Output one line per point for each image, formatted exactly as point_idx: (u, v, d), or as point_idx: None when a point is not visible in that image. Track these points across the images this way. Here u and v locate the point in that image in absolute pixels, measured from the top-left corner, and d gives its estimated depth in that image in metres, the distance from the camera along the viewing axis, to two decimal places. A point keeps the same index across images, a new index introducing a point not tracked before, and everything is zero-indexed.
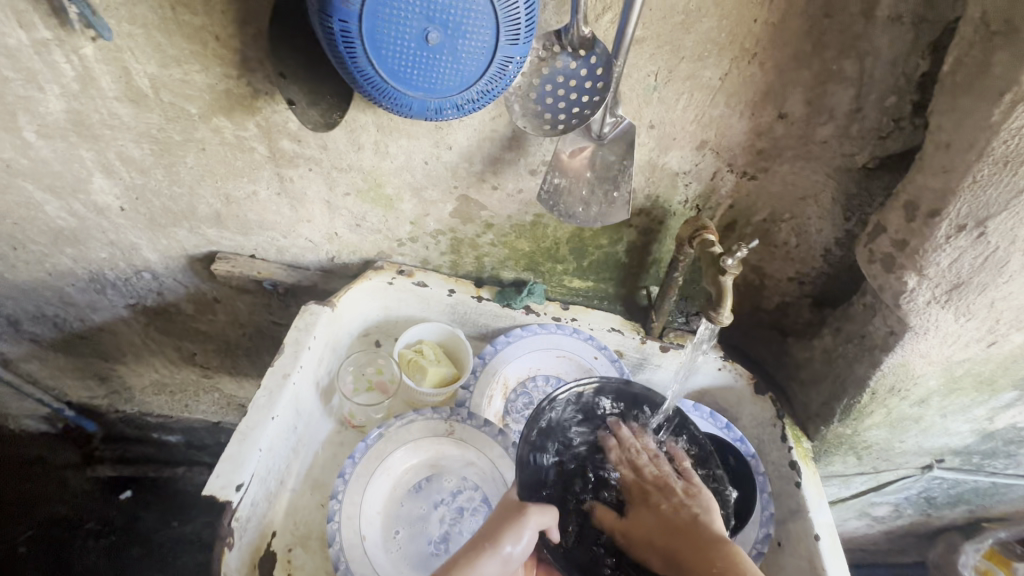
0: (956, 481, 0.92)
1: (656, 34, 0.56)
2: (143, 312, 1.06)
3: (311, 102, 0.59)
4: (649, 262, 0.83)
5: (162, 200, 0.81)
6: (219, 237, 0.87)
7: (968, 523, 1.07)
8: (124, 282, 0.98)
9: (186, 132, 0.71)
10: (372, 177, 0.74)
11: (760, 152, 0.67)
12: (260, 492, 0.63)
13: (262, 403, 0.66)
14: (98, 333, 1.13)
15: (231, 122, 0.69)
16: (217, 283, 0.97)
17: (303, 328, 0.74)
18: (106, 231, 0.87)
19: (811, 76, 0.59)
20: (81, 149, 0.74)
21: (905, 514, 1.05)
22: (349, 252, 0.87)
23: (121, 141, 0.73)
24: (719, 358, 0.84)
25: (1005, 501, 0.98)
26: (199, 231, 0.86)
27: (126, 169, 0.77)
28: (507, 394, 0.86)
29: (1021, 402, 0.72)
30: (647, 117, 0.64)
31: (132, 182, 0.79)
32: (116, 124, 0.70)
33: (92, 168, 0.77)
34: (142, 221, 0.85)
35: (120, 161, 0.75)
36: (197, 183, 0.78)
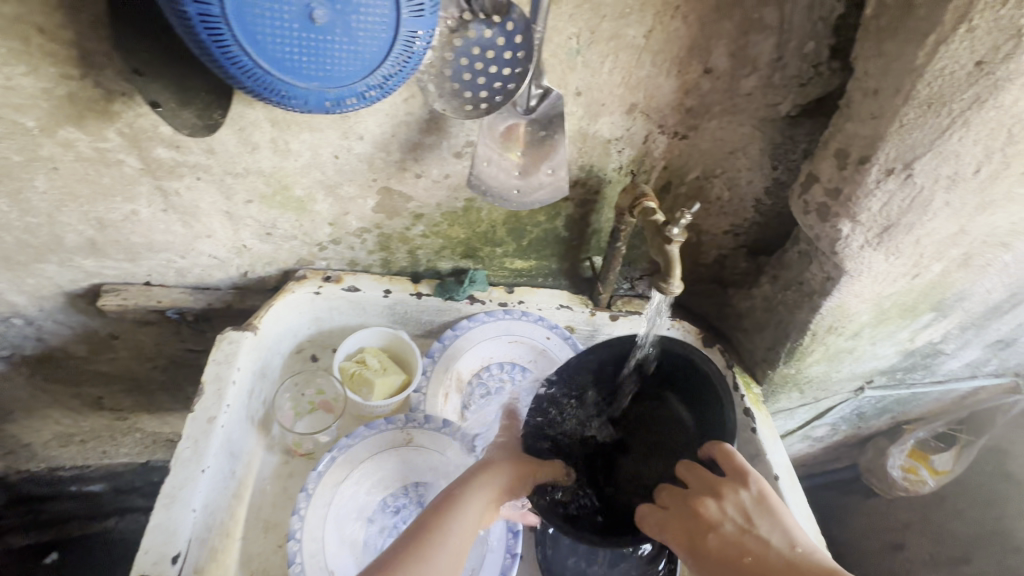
0: (883, 396, 1.00)
1: None
2: (22, 362, 0.90)
3: (183, 103, 0.49)
4: (590, 233, 0.80)
5: (15, 234, 0.67)
6: (100, 267, 0.74)
7: (892, 428, 1.18)
8: None
9: (26, 150, 0.58)
10: (276, 179, 0.65)
11: (689, 110, 0.65)
12: (203, 554, 0.56)
13: (188, 456, 0.58)
14: None
15: (84, 133, 0.57)
16: (110, 318, 0.84)
17: (223, 361, 0.65)
18: None
19: (734, 27, 0.57)
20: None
21: (839, 431, 1.15)
22: (263, 264, 0.77)
23: None
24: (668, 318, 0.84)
25: (921, 404, 1.09)
26: (73, 263, 0.73)
27: None
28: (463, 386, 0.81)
29: (938, 321, 0.77)
30: (573, 84, 0.59)
31: None
32: None
33: None
34: None
35: None
36: (56, 209, 0.65)
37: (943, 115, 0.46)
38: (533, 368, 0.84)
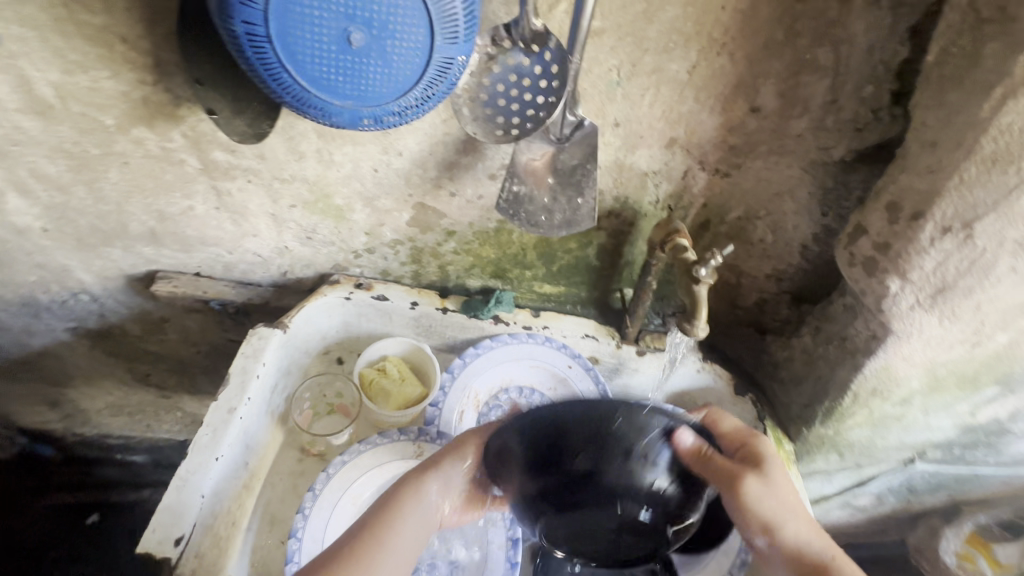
0: (938, 471, 0.91)
1: (616, 25, 0.51)
2: (87, 334, 0.98)
3: (234, 111, 0.53)
4: (622, 265, 0.79)
5: (88, 218, 0.74)
6: (158, 255, 0.80)
7: (949, 508, 1.06)
8: (60, 305, 0.90)
9: (104, 145, 0.64)
10: (319, 187, 0.68)
11: (732, 148, 0.62)
12: (207, 540, 0.59)
13: (206, 442, 0.60)
14: (42, 358, 1.04)
15: (153, 133, 0.62)
16: (162, 303, 0.90)
17: (251, 355, 0.68)
18: (31, 254, 0.79)
19: (784, 67, 0.54)
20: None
21: (886, 503, 1.04)
22: (302, 266, 0.81)
23: (31, 157, 0.65)
24: (697, 359, 0.80)
25: (983, 485, 0.98)
26: (135, 250, 0.79)
27: (43, 186, 0.69)
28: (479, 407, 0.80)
29: (1004, 397, 0.70)
30: (612, 115, 0.59)
31: (51, 201, 0.71)
32: (24, 139, 0.63)
33: (4, 187, 0.69)
34: (69, 241, 0.77)
35: (35, 178, 0.68)
36: (124, 199, 0.71)
37: (1008, 173, 0.42)
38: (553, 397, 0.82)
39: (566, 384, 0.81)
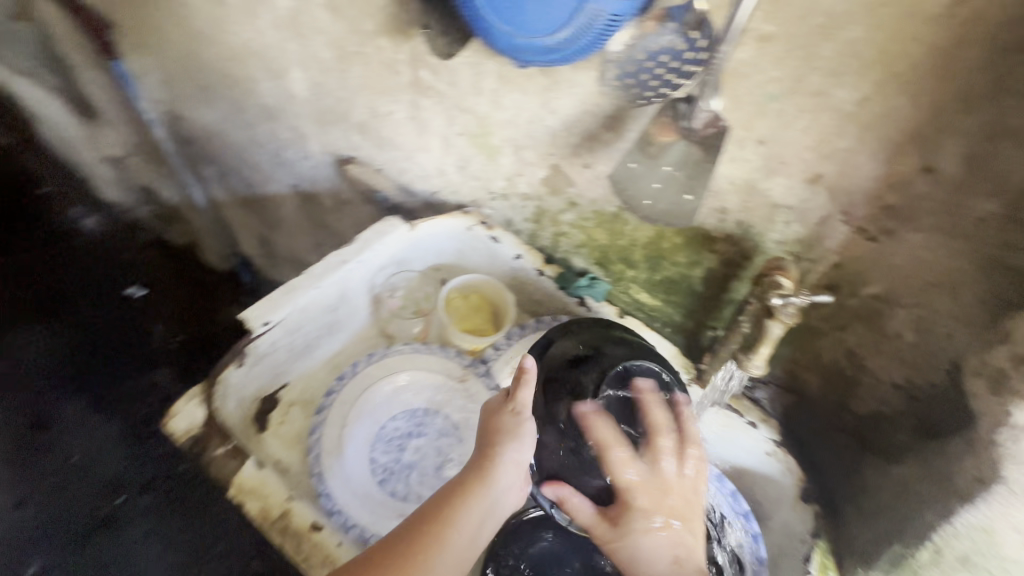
0: None
1: (788, 33, 0.50)
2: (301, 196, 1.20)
3: (442, 25, 0.70)
4: (726, 301, 0.74)
5: (331, 100, 0.96)
6: (361, 145, 1.00)
7: None
8: (291, 163, 1.15)
9: (360, 45, 0.84)
10: (483, 123, 0.80)
11: (888, 208, 0.55)
12: (283, 339, 0.75)
13: (317, 271, 0.76)
14: (265, 202, 1.26)
15: (392, 44, 0.80)
16: (351, 187, 1.11)
17: (376, 233, 0.82)
18: (291, 116, 1.05)
19: (977, 127, 0.47)
20: (291, 39, 0.91)
21: None
22: (450, 191, 0.94)
23: (317, 43, 0.89)
24: (772, 440, 0.72)
25: None
26: (349, 136, 1.01)
27: (315, 67, 0.93)
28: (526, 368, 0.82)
29: None
30: (758, 130, 0.57)
31: (316, 79, 0.95)
32: (318, 27, 0.86)
33: (294, 61, 0.94)
34: (314, 114, 1.02)
35: (313, 59, 0.92)
36: (357, 93, 0.92)
37: None
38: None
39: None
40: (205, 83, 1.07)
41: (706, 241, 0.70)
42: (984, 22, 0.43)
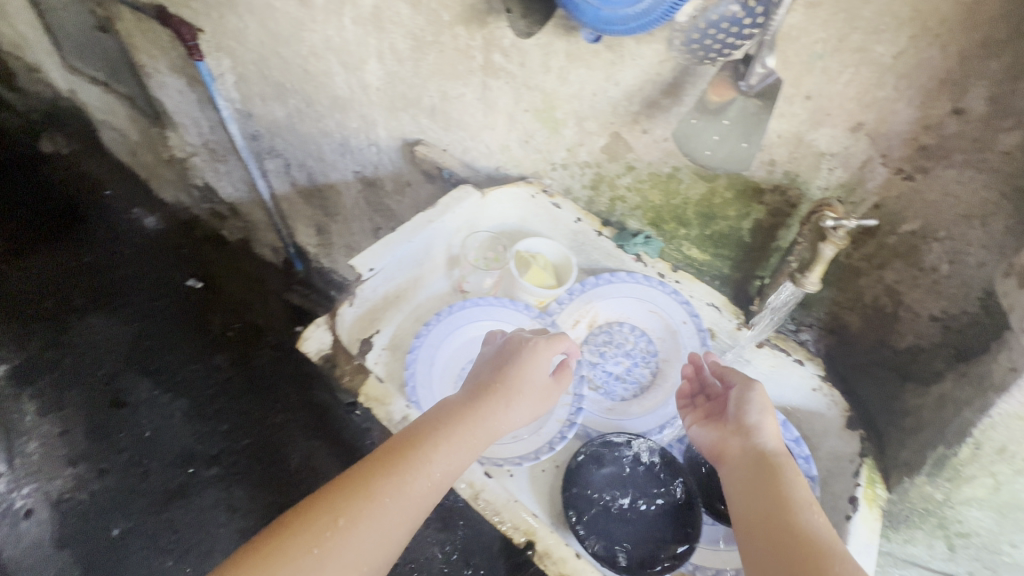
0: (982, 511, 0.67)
1: (573, 60, 0.82)
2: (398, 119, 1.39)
3: (523, 14, 0.75)
4: (772, 249, 0.83)
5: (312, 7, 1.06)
6: (335, 36, 1.12)
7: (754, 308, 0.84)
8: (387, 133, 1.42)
9: None
10: (488, 39, 0.90)
11: (642, 109, 0.81)
12: (383, 287, 0.86)
13: (408, 230, 0.88)
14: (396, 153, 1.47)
15: None
16: (333, 90, 1.24)
17: (455, 198, 0.94)
18: None
19: (643, 101, 0.80)
20: (336, 52, 1.14)
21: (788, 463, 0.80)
22: (405, 6, 0.96)
23: None
24: (636, 256, 0.93)
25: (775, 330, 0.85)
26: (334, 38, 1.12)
27: None
28: (663, 355, 0.90)
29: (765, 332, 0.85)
30: (806, 86, 0.66)
31: None
32: None
33: None
34: None
35: None
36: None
37: (1011, 167, 0.59)
38: (657, 345, 0.91)
39: (573, 396, 0.84)
40: (315, 81, 1.26)
41: (624, 156, 0.89)
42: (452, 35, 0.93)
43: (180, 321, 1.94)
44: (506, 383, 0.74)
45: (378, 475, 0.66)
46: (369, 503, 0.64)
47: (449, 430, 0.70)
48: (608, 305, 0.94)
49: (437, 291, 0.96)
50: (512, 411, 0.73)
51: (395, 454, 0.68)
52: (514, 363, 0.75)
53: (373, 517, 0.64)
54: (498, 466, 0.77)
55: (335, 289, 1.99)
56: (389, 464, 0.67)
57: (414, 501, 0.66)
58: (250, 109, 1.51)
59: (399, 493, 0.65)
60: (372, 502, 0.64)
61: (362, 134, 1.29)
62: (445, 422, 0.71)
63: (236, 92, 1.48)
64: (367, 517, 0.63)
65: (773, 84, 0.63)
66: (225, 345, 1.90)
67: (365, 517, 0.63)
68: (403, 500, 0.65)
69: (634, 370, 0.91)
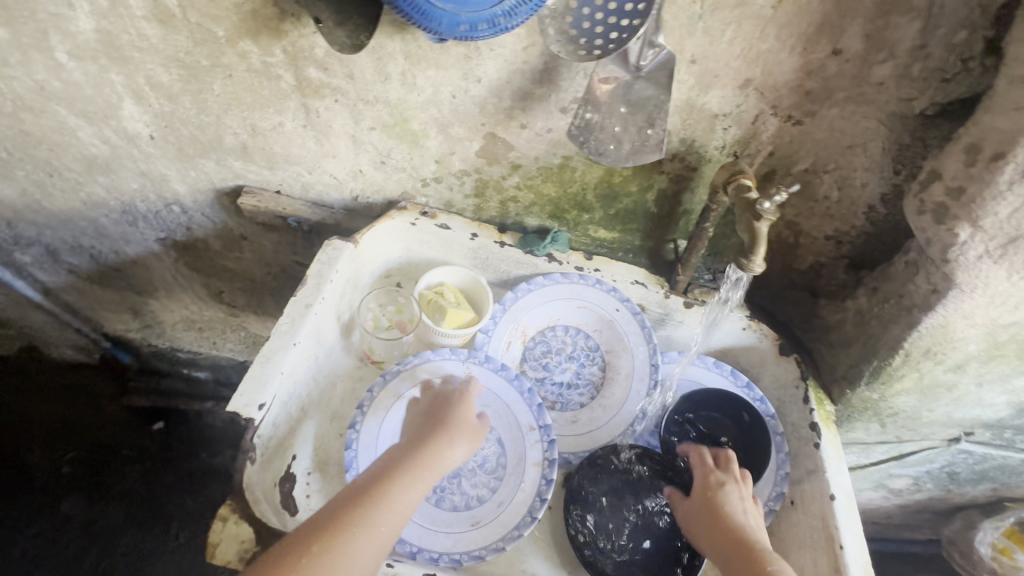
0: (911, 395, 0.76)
1: (418, 62, 0.66)
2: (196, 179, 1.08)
3: (340, 22, 0.56)
4: (679, 213, 0.80)
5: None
6: (50, 81, 0.77)
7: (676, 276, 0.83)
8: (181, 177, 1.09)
9: None
10: (291, 52, 0.68)
11: (515, 104, 0.69)
12: (282, 415, 0.66)
13: (285, 329, 0.68)
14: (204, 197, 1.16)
15: None
16: (78, 149, 0.89)
17: (326, 262, 0.74)
18: None
19: (514, 95, 0.68)
20: (63, 101, 0.80)
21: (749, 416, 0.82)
22: (150, 25, 0.68)
23: None
24: (547, 256, 0.85)
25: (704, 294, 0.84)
26: (48, 84, 0.78)
27: None
28: (606, 347, 0.86)
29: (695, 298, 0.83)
30: (689, 50, 0.60)
31: None
32: None
33: None
34: (9, 23, 0.69)
35: None
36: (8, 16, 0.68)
37: (887, 97, 0.60)
38: (597, 339, 0.86)
39: (539, 430, 0.75)
40: (45, 142, 0.88)
41: (506, 156, 0.77)
42: (239, 53, 0.69)
43: None
44: (444, 416, 0.67)
45: (344, 505, 0.56)
46: (334, 534, 0.53)
47: (401, 461, 0.61)
48: (536, 317, 0.86)
49: (346, 375, 0.79)
50: (457, 446, 0.65)
51: (359, 491, 0.57)
52: (455, 397, 0.69)
53: (346, 560, 0.53)
54: (499, 549, 0.69)
55: (186, 368, 1.60)
56: (352, 498, 0.57)
57: (382, 545, 0.55)
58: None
59: (370, 529, 0.55)
60: (339, 534, 0.54)
61: (150, 195, 0.97)
62: (400, 457, 0.61)
63: None
64: (339, 558, 0.52)
65: (667, 62, 0.57)
66: (62, 490, 1.44)
67: (338, 556, 0.52)
68: (372, 539, 0.55)
69: (584, 373, 0.86)
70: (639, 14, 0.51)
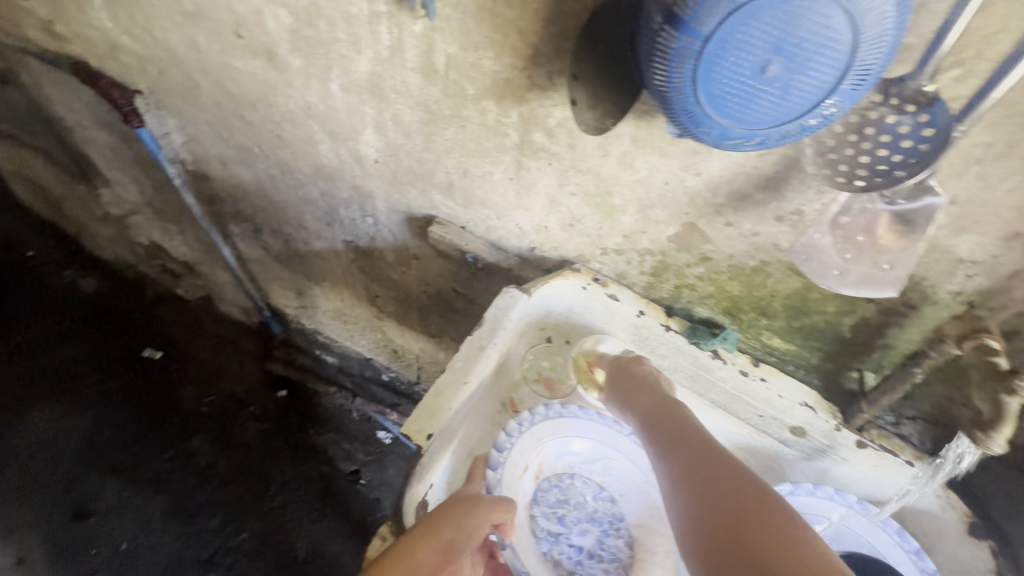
0: None
1: (642, 150, 0.68)
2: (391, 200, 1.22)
3: (592, 105, 0.61)
4: (878, 346, 0.73)
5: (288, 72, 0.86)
6: (316, 103, 0.91)
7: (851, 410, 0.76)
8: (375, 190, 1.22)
9: None
10: (526, 115, 0.74)
11: (729, 202, 0.68)
12: (439, 447, 0.73)
13: (459, 366, 0.75)
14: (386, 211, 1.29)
15: (493, 55, 0.69)
16: (314, 157, 1.03)
17: (502, 308, 0.79)
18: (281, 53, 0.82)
19: (730, 194, 0.68)
20: (319, 119, 0.94)
21: None
22: (413, 75, 0.78)
23: None
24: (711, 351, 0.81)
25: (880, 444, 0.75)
26: (314, 105, 0.92)
27: None
28: (618, 502, 0.78)
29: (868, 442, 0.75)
30: (952, 191, 0.55)
31: (302, 34, 0.80)
32: None
33: None
34: (306, 55, 0.83)
35: None
36: (308, 49, 0.82)
37: None
38: (623, 505, 0.78)
39: None
40: (291, 147, 1.05)
41: (698, 246, 0.76)
42: (479, 109, 0.77)
43: (136, 406, 1.60)
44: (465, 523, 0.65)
45: None
46: None
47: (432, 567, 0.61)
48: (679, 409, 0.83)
49: (486, 418, 0.81)
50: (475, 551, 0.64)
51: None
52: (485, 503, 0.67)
53: None
54: None
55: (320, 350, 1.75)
56: None
57: None
58: (205, 170, 1.25)
59: None
60: None
61: (354, 204, 1.09)
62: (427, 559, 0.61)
63: (185, 153, 1.21)
64: None
65: (928, 208, 0.54)
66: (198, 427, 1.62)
67: None
68: None
69: (597, 540, 0.76)
70: (919, 153, 0.49)
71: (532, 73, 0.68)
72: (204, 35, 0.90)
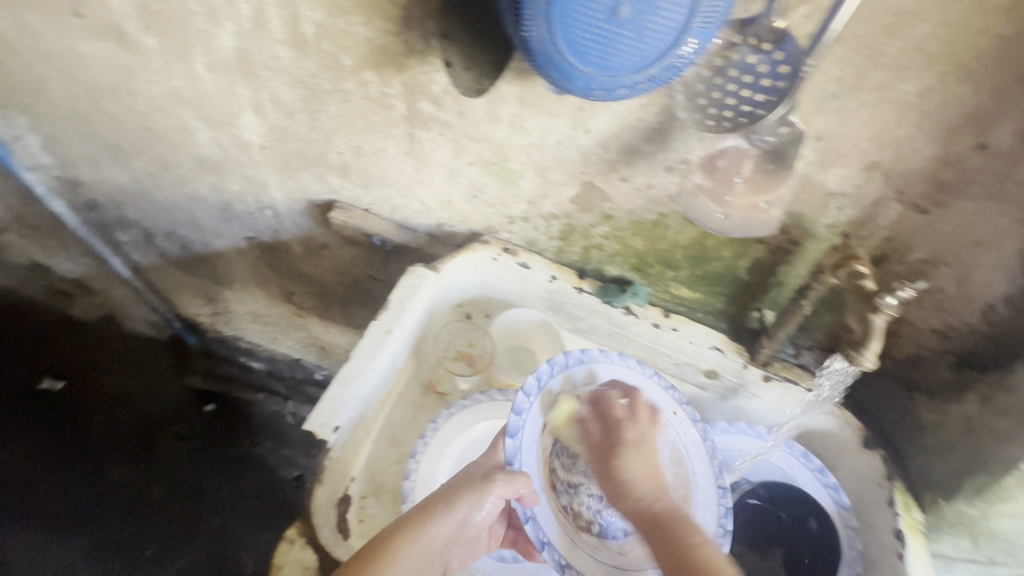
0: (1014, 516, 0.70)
1: (530, 111, 0.67)
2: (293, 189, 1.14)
3: (467, 66, 0.58)
4: (772, 284, 0.77)
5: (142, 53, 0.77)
6: (183, 87, 0.83)
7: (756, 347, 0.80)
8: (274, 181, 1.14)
9: None
10: (409, 84, 0.70)
11: (620, 157, 0.69)
12: (350, 438, 0.70)
13: (364, 352, 0.71)
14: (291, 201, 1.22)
15: (363, 19, 0.64)
16: (194, 148, 0.95)
17: (408, 289, 0.76)
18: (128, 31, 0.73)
19: (620, 149, 0.68)
20: (191, 104, 0.86)
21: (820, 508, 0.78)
22: (283, 48, 0.72)
23: None
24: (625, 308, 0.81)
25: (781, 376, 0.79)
26: (182, 90, 0.83)
27: None
28: None
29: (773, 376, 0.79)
30: (816, 127, 0.57)
31: (149, 9, 0.72)
32: None
33: None
34: (159, 33, 0.75)
35: None
36: (159, 26, 0.74)
37: None
38: None
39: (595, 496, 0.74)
40: (167, 140, 0.95)
41: (599, 205, 0.76)
42: (360, 80, 0.72)
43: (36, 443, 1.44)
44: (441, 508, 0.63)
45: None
46: None
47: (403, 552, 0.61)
48: None
49: (407, 402, 0.79)
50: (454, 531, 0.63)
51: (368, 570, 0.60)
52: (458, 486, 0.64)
53: None
54: None
55: (244, 357, 1.65)
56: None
57: None
58: (74, 174, 1.11)
59: None
60: None
61: (249, 197, 1.02)
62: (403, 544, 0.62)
63: (45, 157, 1.07)
64: None
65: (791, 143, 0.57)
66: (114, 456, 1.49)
67: None
68: None
69: None
70: (777, 90, 0.50)
71: (407, 37, 0.65)
72: (35, 17, 0.79)
